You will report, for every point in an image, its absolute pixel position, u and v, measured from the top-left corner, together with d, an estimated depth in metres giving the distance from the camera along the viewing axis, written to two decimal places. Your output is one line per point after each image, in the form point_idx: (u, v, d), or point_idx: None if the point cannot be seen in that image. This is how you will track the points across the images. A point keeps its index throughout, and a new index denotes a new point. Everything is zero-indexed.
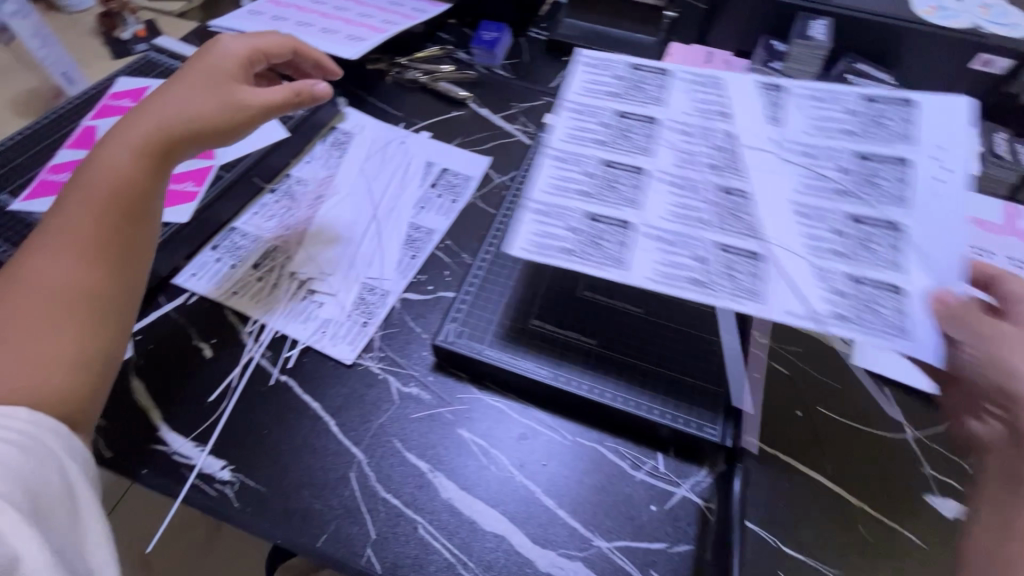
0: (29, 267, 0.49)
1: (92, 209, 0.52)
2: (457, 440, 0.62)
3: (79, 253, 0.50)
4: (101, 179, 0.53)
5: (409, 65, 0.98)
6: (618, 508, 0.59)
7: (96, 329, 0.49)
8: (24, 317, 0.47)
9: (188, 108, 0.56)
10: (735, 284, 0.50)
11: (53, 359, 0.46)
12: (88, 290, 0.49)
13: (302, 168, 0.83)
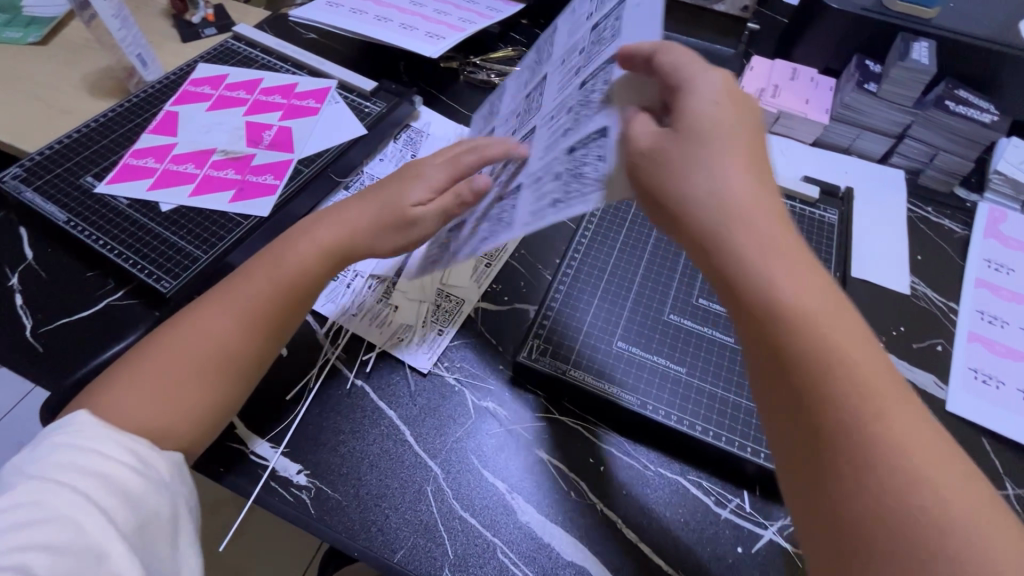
0: (194, 317, 0.51)
1: (262, 288, 0.52)
2: (535, 462, 0.56)
3: (232, 324, 0.51)
4: (282, 262, 0.53)
5: (483, 65, 0.94)
6: (709, 549, 0.53)
7: (220, 399, 0.49)
8: (177, 363, 0.48)
9: (372, 220, 0.55)
10: (566, 186, 0.44)
11: (175, 413, 0.47)
12: (231, 356, 0.50)
13: (376, 166, 0.78)
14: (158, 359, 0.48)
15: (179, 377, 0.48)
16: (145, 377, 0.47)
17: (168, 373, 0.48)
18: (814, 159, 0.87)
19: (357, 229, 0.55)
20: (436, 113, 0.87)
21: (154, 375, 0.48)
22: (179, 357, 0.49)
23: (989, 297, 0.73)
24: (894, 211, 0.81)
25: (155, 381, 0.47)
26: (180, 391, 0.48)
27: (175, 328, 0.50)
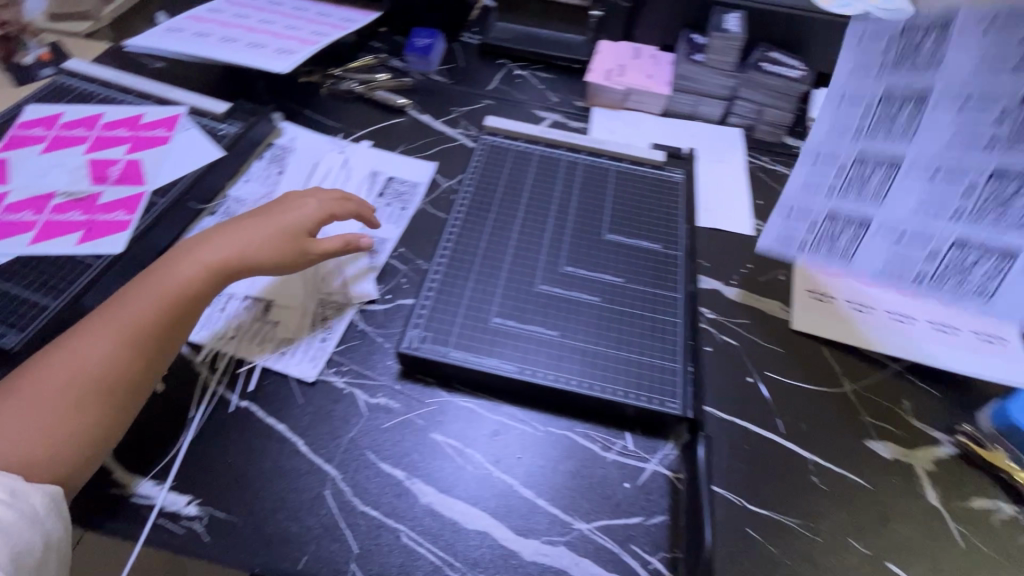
0: (69, 343, 0.55)
1: (140, 304, 0.57)
2: (430, 445, 0.58)
3: (112, 344, 0.55)
4: (156, 283, 0.59)
5: (344, 76, 0.96)
6: (598, 490, 0.57)
7: (105, 416, 0.53)
8: (44, 394, 0.52)
9: (253, 242, 0.63)
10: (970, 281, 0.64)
11: (55, 433, 0.51)
12: (109, 377, 0.54)
13: (241, 187, 0.77)
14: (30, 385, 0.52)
15: (55, 400, 0.52)
16: (16, 401, 0.51)
17: (39, 399, 0.51)
18: (665, 127, 0.94)
19: (242, 250, 0.62)
20: (301, 128, 0.86)
21: (22, 400, 0.51)
22: (51, 381, 0.52)
23: None
24: (736, 163, 0.90)
25: (21, 407, 0.51)
26: (61, 414, 0.51)
27: (41, 358, 0.54)
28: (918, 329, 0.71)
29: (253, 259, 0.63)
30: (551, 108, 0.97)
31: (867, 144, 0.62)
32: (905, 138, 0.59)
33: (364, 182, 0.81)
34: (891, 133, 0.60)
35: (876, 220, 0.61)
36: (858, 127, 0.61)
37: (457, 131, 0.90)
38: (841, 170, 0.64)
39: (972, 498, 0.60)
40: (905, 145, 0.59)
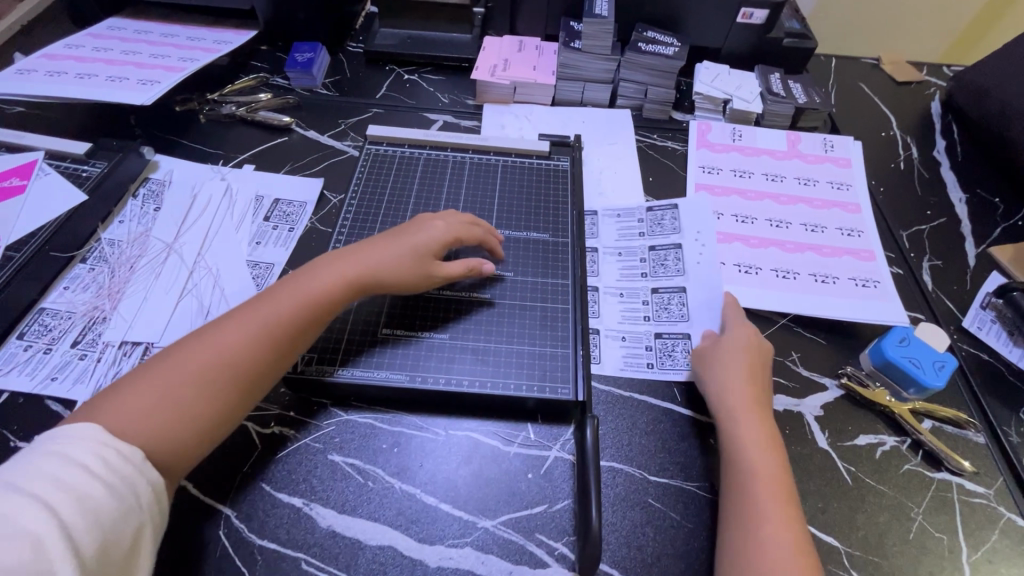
0: (214, 333, 0.53)
1: (290, 306, 0.56)
2: (328, 466, 0.57)
3: (247, 339, 0.53)
4: (311, 282, 0.58)
5: (223, 100, 0.92)
6: (503, 485, 0.57)
7: (199, 419, 0.50)
8: (191, 381, 0.50)
9: (391, 260, 0.62)
10: (675, 362, 0.66)
11: (159, 421, 0.48)
12: (238, 372, 0.52)
13: (115, 229, 0.74)
14: (163, 369, 0.51)
15: (165, 393, 0.49)
16: (138, 387, 0.49)
17: (170, 387, 0.50)
18: (556, 116, 0.95)
19: (375, 266, 0.61)
20: (177, 159, 0.83)
21: (152, 384, 0.50)
22: (186, 370, 0.51)
23: (708, 197, 0.86)
24: (625, 144, 0.92)
25: (150, 393, 0.49)
26: (163, 408, 0.49)
27: (187, 342, 0.53)
28: (801, 283, 0.76)
29: (390, 271, 0.61)
30: (442, 109, 0.96)
31: (656, 282, 0.72)
32: (681, 273, 0.73)
33: (248, 207, 0.78)
34: (668, 272, 0.73)
35: (648, 267, 0.74)
36: (644, 272, 0.74)
37: (345, 144, 0.89)
38: (650, 345, 0.68)
39: (859, 436, 0.63)
40: (687, 325, 0.69)
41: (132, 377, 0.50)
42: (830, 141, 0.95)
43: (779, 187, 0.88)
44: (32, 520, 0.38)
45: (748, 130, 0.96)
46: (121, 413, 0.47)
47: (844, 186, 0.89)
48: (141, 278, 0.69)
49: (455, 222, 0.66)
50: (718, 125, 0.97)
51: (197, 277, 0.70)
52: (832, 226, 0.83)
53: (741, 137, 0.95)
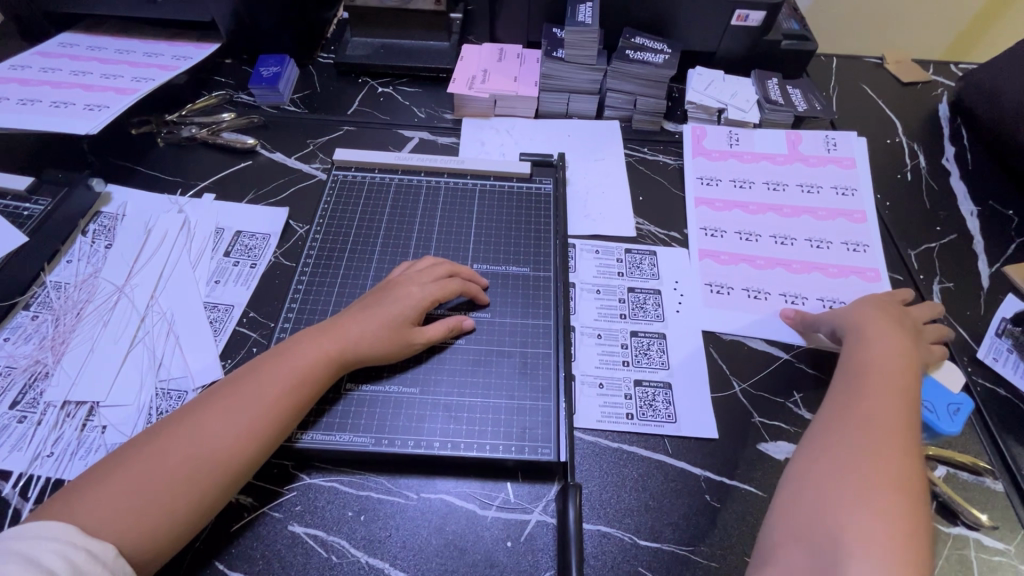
0: (198, 416, 0.50)
1: (276, 383, 0.52)
2: (287, 539, 0.52)
3: (234, 422, 0.50)
4: (298, 355, 0.54)
5: (183, 121, 0.86)
6: (478, 556, 0.52)
7: (177, 510, 0.46)
8: (173, 465, 0.47)
9: (374, 328, 0.57)
10: (656, 413, 0.61)
11: (141, 514, 0.44)
12: (221, 456, 0.48)
13: (62, 271, 0.68)
14: (146, 455, 0.47)
15: (147, 483, 0.46)
16: (118, 475, 0.46)
17: (159, 468, 0.46)
18: (540, 131, 0.89)
19: (358, 337, 0.57)
20: (131, 188, 0.78)
21: (134, 473, 0.46)
22: (170, 455, 0.47)
23: (709, 213, 0.80)
24: (613, 160, 0.86)
25: (133, 481, 0.45)
26: (144, 500, 0.45)
27: (170, 425, 0.49)
28: (809, 308, 0.71)
29: (375, 340, 0.57)
30: (417, 125, 0.90)
31: (635, 326, 0.68)
32: (661, 319, 0.69)
33: (207, 241, 0.73)
34: (648, 316, 0.69)
35: (626, 309, 0.69)
36: (622, 314, 0.69)
37: (314, 167, 0.83)
38: (629, 394, 0.63)
39: None
40: (667, 373, 0.65)
41: (110, 464, 0.47)
42: (832, 138, 0.90)
43: (781, 197, 0.82)
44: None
45: (747, 131, 0.90)
46: (102, 506, 0.44)
47: (849, 191, 0.83)
48: (89, 327, 0.64)
49: (434, 277, 0.62)
50: (713, 129, 0.90)
51: (149, 323, 0.65)
52: (840, 240, 0.78)
53: (740, 141, 0.89)
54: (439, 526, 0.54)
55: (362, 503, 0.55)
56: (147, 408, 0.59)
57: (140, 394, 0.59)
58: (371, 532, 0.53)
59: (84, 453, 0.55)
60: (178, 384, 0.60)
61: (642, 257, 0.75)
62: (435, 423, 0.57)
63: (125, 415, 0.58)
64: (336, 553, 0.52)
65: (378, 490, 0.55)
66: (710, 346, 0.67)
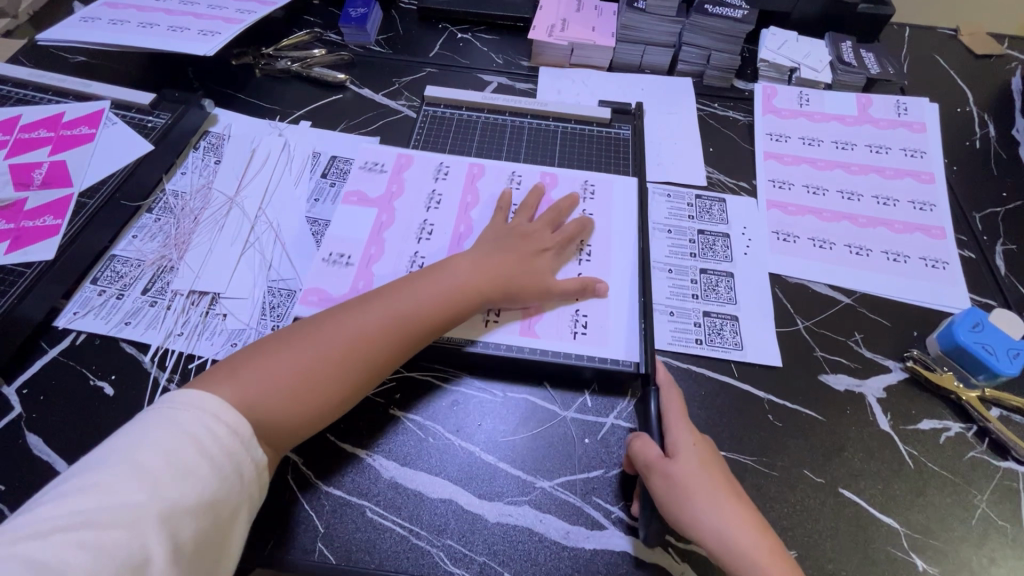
0: (355, 316, 0.56)
1: (421, 300, 0.58)
2: (389, 419, 0.59)
3: (376, 328, 0.55)
4: (446, 276, 0.60)
5: (278, 55, 0.91)
6: (558, 448, 0.58)
7: (336, 389, 0.53)
8: (334, 352, 0.54)
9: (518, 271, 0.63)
10: (724, 340, 0.66)
11: (294, 393, 0.51)
12: (370, 352, 0.55)
13: (179, 181, 0.75)
14: (312, 341, 0.54)
15: (301, 366, 0.52)
16: (281, 355, 0.53)
17: (324, 352, 0.53)
18: (614, 81, 0.92)
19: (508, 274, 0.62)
20: (235, 112, 0.83)
21: (301, 353, 0.53)
22: (333, 344, 0.54)
23: (777, 166, 0.83)
24: (685, 112, 0.89)
25: (298, 361, 0.52)
26: (298, 381, 0.52)
27: (326, 320, 0.56)
28: (875, 259, 0.74)
29: (516, 276, 0.62)
30: (496, 70, 0.93)
31: (704, 264, 0.72)
32: (729, 260, 0.73)
33: (306, 163, 0.78)
34: (716, 257, 0.73)
35: (696, 249, 0.73)
36: (692, 253, 0.73)
37: (400, 103, 0.87)
38: (698, 322, 0.67)
39: (922, 420, 0.62)
40: (735, 307, 0.68)
41: (272, 344, 0.54)
42: (903, 102, 0.89)
43: (853, 154, 0.84)
44: (137, 494, 0.41)
45: (531, 168, 0.76)
46: (275, 377, 0.51)
47: (919, 153, 0.84)
48: (205, 231, 0.70)
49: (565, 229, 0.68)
50: (424, 159, 0.76)
51: (258, 230, 0.71)
52: (594, 309, 0.64)
53: (448, 175, 0.75)
54: (524, 422, 0.59)
55: (455, 396, 0.60)
56: (261, 302, 0.65)
57: (255, 290, 0.66)
58: (464, 422, 0.59)
59: (210, 335, 0.62)
60: (288, 284, 0.67)
61: (712, 204, 0.78)
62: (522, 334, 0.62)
63: (244, 307, 0.65)
64: (431, 433, 0.58)
65: (468, 386, 0.61)
66: (776, 286, 0.71)
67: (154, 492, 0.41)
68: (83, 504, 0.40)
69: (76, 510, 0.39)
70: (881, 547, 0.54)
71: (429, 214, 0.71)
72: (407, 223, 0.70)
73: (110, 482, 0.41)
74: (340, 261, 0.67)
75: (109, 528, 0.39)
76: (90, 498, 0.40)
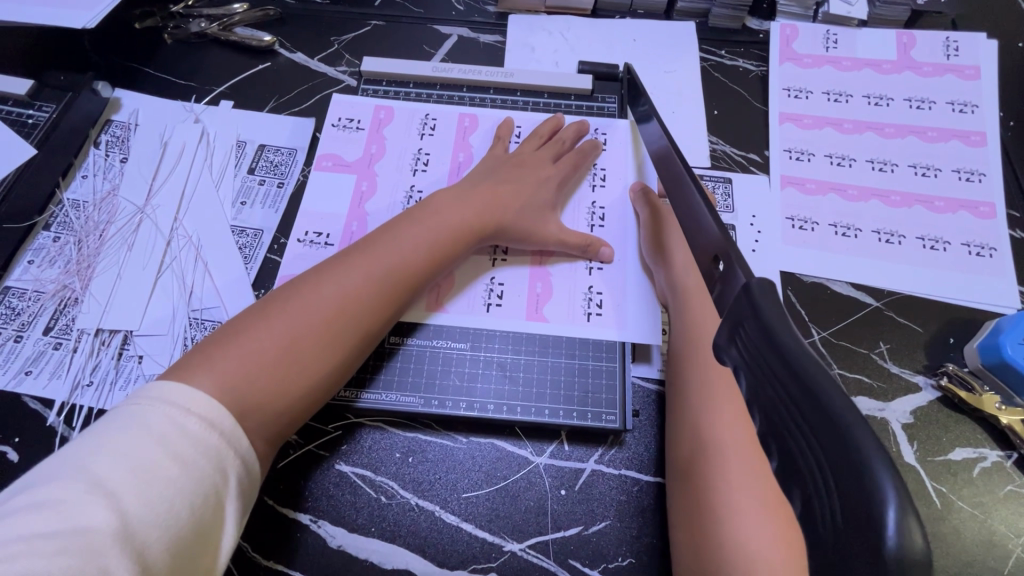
0: (326, 275, 0.49)
1: (408, 245, 0.52)
2: (335, 478, 0.51)
3: (364, 281, 0.49)
4: (431, 218, 0.54)
5: (190, 13, 0.74)
6: (530, 504, 0.50)
7: (324, 365, 0.46)
8: (310, 320, 0.46)
9: (523, 208, 0.57)
10: None
11: (284, 367, 0.44)
12: (353, 317, 0.48)
13: (79, 187, 0.63)
14: (280, 313, 0.46)
15: (287, 335, 0.45)
16: (262, 327, 0.45)
17: (300, 323, 0.46)
18: (600, 28, 0.75)
19: (506, 218, 0.56)
20: (141, 94, 0.69)
21: (273, 329, 0.45)
22: (310, 315, 0.46)
23: (794, 131, 0.69)
24: (686, 65, 0.73)
25: (271, 339, 0.44)
26: (287, 354, 0.44)
27: (305, 282, 0.49)
28: (908, 248, 0.62)
29: (513, 223, 0.57)
30: (455, 19, 0.76)
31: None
32: None
33: (230, 156, 0.66)
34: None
35: None
36: None
37: (340, 70, 0.72)
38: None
39: (954, 449, 0.53)
40: None
41: (247, 319, 0.46)
42: (953, 40, 0.73)
43: (888, 113, 0.69)
44: (94, 511, 0.33)
45: (530, 117, 0.66)
46: (242, 364, 0.42)
47: (969, 107, 0.69)
48: (112, 251, 0.60)
49: (572, 161, 0.61)
50: (406, 111, 0.66)
51: (175, 248, 0.60)
52: (611, 285, 0.57)
53: (434, 131, 0.65)
54: (490, 474, 0.51)
55: (410, 444, 0.52)
56: (182, 338, 0.56)
57: (173, 324, 0.56)
58: (422, 478, 0.51)
59: (125, 383, 0.54)
60: (213, 314, 0.57)
61: (716, 186, 0.65)
62: (487, 381, 0.54)
63: (163, 346, 0.56)
64: (383, 491, 0.50)
65: (427, 436, 0.53)
66: (789, 289, 0.60)
67: (110, 509, 0.34)
68: (30, 527, 0.32)
69: (19, 535, 0.32)
70: None
71: (416, 177, 0.62)
72: (390, 190, 0.62)
73: (61, 498, 0.33)
74: (317, 242, 0.59)
75: (60, 554, 0.32)
76: (35, 521, 0.32)
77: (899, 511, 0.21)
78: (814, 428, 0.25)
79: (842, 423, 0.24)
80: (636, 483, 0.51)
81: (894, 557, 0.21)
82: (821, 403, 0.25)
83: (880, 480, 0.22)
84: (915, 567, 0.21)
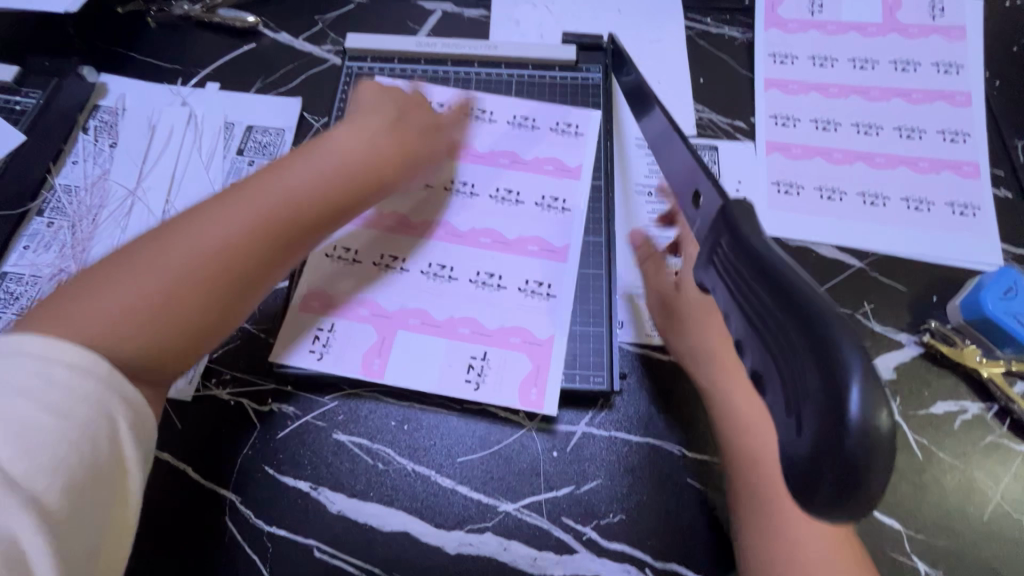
0: (205, 217, 0.42)
1: (304, 181, 0.45)
2: (333, 446, 0.52)
3: (250, 229, 0.42)
4: (326, 155, 0.47)
5: None
6: (523, 465, 0.52)
7: (205, 320, 0.40)
8: (187, 267, 0.40)
9: None
10: None
11: (149, 320, 0.38)
12: (241, 264, 0.41)
13: (69, 172, 0.64)
14: (152, 265, 0.40)
15: (172, 286, 0.39)
16: (137, 283, 0.39)
17: (180, 271, 0.40)
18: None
19: None
20: (126, 79, 0.69)
21: (143, 278, 0.40)
22: (185, 261, 0.40)
23: (780, 97, 0.69)
24: (672, 34, 0.73)
25: (145, 287, 0.39)
26: (161, 303, 0.39)
27: (178, 226, 0.42)
28: (892, 210, 0.63)
29: None
30: None
31: None
32: None
33: (218, 138, 0.66)
34: None
35: None
36: None
37: (323, 49, 0.72)
38: None
39: (935, 403, 0.54)
40: None
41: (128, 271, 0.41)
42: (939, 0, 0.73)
43: (874, 75, 0.69)
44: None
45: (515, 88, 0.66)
46: (119, 313, 0.38)
47: (954, 68, 0.69)
48: (107, 234, 0.60)
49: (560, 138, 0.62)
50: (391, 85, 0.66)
51: None
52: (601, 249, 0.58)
53: None
54: (484, 439, 0.53)
55: (405, 414, 0.53)
56: None
57: None
58: (418, 444, 0.52)
59: None
60: None
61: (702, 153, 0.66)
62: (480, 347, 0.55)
63: None
64: (380, 460, 0.52)
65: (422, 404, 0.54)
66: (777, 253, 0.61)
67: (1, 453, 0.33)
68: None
69: None
70: (882, 551, 0.49)
71: None
72: None
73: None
74: None
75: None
76: None
77: (863, 389, 0.23)
78: (792, 334, 0.26)
79: (827, 338, 0.24)
80: (627, 443, 0.52)
81: (860, 430, 0.23)
82: (804, 319, 0.25)
83: (847, 367, 0.23)
84: (879, 438, 0.23)
